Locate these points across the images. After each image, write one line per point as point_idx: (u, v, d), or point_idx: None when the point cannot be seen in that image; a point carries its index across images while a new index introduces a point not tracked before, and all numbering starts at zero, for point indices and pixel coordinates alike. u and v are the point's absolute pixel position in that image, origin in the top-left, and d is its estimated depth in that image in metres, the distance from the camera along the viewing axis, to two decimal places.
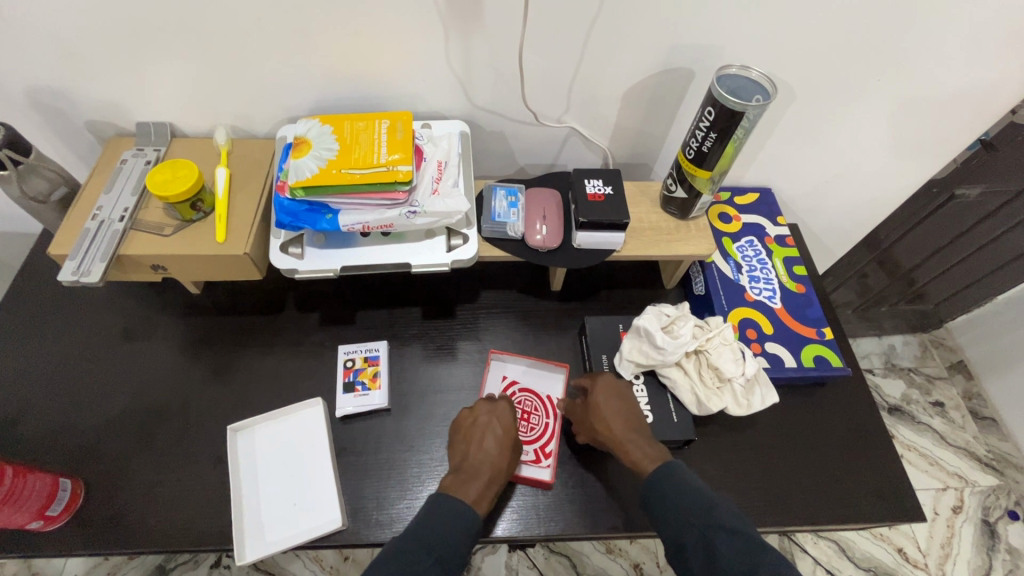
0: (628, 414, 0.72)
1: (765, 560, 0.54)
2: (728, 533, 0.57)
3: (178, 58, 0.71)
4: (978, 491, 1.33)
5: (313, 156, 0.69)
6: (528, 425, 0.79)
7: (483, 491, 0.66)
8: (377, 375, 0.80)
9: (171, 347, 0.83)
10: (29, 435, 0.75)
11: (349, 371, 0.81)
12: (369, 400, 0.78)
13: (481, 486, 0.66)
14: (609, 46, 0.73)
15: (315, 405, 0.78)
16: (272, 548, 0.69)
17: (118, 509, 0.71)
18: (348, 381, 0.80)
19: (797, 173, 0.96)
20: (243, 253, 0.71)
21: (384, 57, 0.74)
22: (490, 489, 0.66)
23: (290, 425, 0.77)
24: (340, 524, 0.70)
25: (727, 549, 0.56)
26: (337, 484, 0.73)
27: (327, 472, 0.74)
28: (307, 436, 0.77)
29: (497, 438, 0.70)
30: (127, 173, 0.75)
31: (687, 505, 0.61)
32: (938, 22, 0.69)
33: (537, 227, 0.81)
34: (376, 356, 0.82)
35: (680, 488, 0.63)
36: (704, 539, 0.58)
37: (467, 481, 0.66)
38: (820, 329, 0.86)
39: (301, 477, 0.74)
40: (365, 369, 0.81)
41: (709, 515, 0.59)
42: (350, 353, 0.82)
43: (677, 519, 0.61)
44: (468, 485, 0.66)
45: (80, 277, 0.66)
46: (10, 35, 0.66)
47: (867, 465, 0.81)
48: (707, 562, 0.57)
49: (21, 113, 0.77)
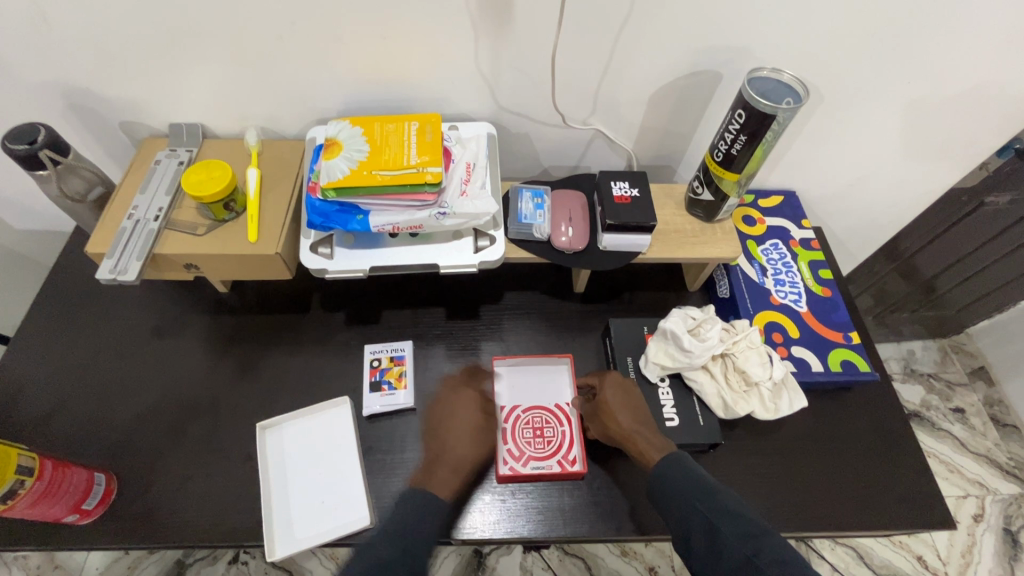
0: (639, 404, 0.73)
1: (768, 545, 0.53)
2: (732, 517, 0.56)
3: (213, 62, 0.73)
4: (999, 499, 1.31)
5: (345, 158, 0.70)
6: (542, 441, 0.76)
7: (448, 480, 0.68)
8: (403, 375, 0.81)
9: (201, 344, 0.84)
10: (63, 429, 0.77)
11: (375, 370, 0.81)
12: (396, 400, 0.79)
13: (447, 474, 0.68)
14: (638, 50, 0.73)
15: (342, 404, 0.79)
16: (301, 545, 0.70)
17: (149, 504, 0.72)
18: (375, 380, 0.80)
19: (823, 176, 0.96)
20: (275, 253, 0.72)
21: (414, 60, 0.74)
22: (454, 476, 0.68)
23: (319, 424, 0.78)
24: (368, 522, 0.71)
25: (730, 531, 0.55)
26: (365, 482, 0.74)
27: (354, 470, 0.75)
28: (337, 435, 0.77)
29: (465, 429, 0.72)
30: (161, 173, 0.77)
31: (692, 490, 0.60)
32: (971, 25, 0.69)
33: (563, 229, 0.81)
34: (402, 356, 0.83)
35: (686, 475, 0.62)
36: (708, 523, 0.57)
37: (434, 471, 0.68)
38: (846, 333, 0.86)
39: (328, 475, 0.75)
40: (392, 368, 0.82)
41: (713, 500, 0.58)
42: (376, 352, 0.83)
43: (680, 503, 0.60)
44: (433, 475, 0.67)
45: (117, 276, 0.67)
46: (54, 39, 0.68)
47: (894, 471, 0.80)
48: (710, 544, 0.56)
49: (58, 114, 0.79)
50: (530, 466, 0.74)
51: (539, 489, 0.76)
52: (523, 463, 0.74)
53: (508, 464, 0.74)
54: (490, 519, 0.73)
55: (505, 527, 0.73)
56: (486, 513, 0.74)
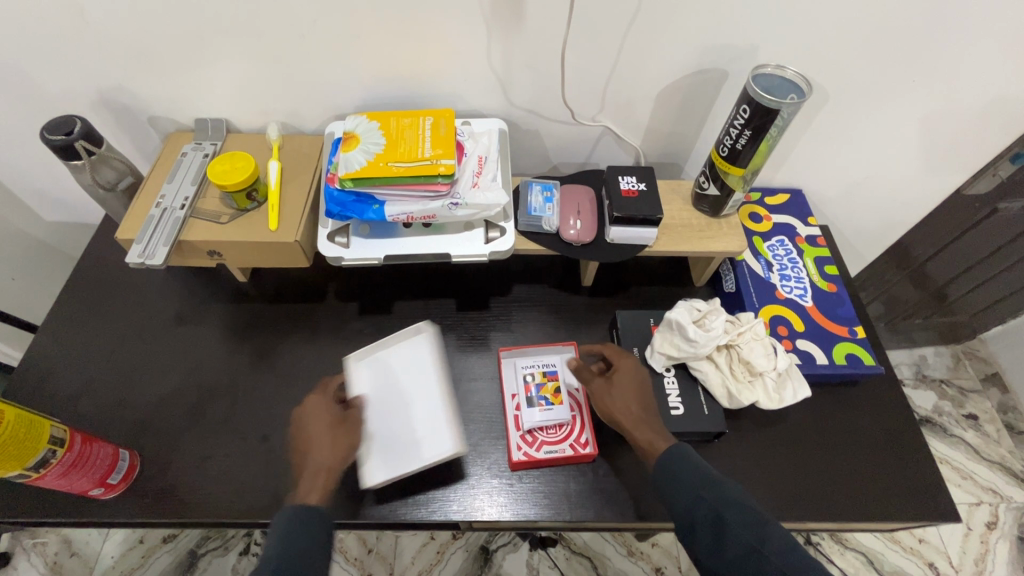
0: (647, 388, 0.74)
1: (773, 532, 0.55)
2: (737, 505, 0.58)
3: (239, 59, 0.76)
4: (1013, 507, 1.30)
5: (362, 150, 0.73)
6: (554, 425, 0.78)
7: (315, 482, 0.66)
8: (558, 390, 0.80)
9: (220, 330, 0.87)
10: (89, 409, 0.80)
11: (529, 386, 0.80)
12: (554, 414, 0.78)
13: (314, 480, 0.66)
14: (647, 48, 0.76)
15: (421, 334, 0.81)
16: (392, 472, 0.73)
17: (170, 480, 0.75)
18: (530, 396, 0.79)
19: (830, 175, 0.97)
20: (294, 240, 0.75)
21: (430, 58, 0.77)
22: (329, 481, 0.67)
23: (394, 355, 0.80)
24: (450, 450, 0.73)
25: (736, 520, 0.56)
26: (446, 410, 0.76)
27: (438, 408, 0.77)
28: (413, 365, 0.80)
29: (317, 430, 0.71)
30: (187, 165, 0.80)
31: (695, 481, 0.61)
32: (981, 25, 0.70)
33: (571, 222, 0.83)
34: (555, 371, 0.82)
35: (690, 468, 0.63)
36: (713, 512, 0.58)
37: (305, 479, 0.67)
38: (851, 327, 0.87)
39: (411, 407, 0.77)
40: (546, 384, 0.80)
41: (718, 490, 0.60)
42: (528, 368, 0.82)
43: (685, 494, 0.61)
44: (303, 481, 0.67)
45: (145, 260, 0.71)
46: (92, 37, 0.72)
47: (900, 465, 0.80)
48: (715, 532, 0.57)
49: (91, 108, 0.83)
50: (543, 451, 0.77)
51: (547, 473, 0.77)
52: (537, 447, 0.77)
53: (522, 449, 0.77)
54: (497, 501, 0.75)
55: (513, 510, 0.75)
56: (493, 496, 0.75)
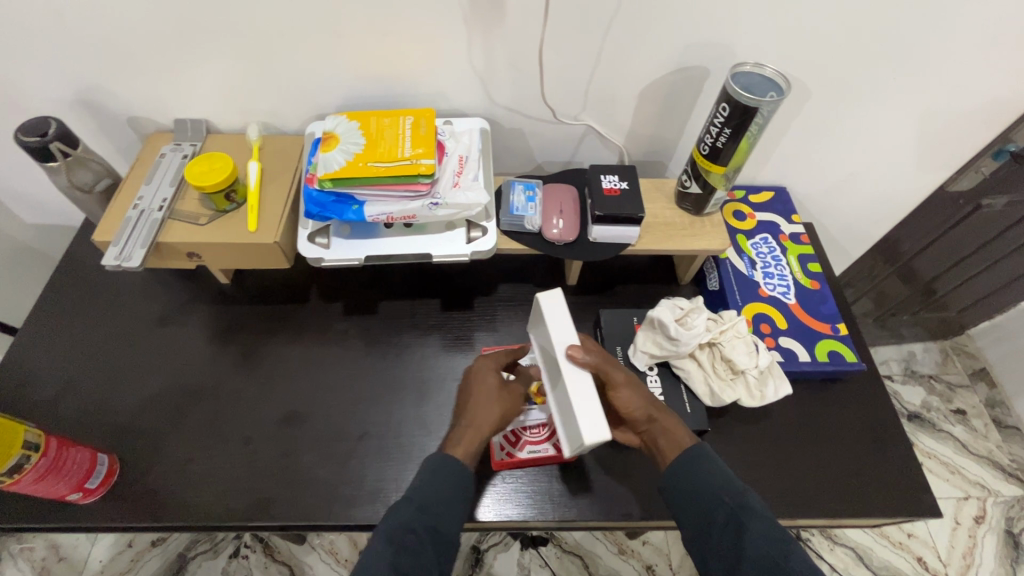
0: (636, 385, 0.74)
1: (794, 547, 0.55)
2: (759, 515, 0.58)
3: (216, 59, 0.75)
4: (1001, 501, 1.31)
5: (341, 150, 0.72)
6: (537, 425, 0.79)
7: (467, 441, 0.65)
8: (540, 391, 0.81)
9: (202, 332, 0.87)
10: (69, 413, 0.79)
11: None
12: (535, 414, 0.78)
13: (467, 438, 0.66)
14: (627, 47, 0.76)
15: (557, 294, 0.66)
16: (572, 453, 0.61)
17: (150, 484, 0.75)
18: None
19: (814, 172, 0.97)
20: (274, 241, 0.74)
21: (409, 57, 0.77)
22: (477, 440, 0.66)
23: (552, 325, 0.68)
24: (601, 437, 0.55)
25: (758, 529, 0.56)
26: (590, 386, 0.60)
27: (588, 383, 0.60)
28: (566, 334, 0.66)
29: (484, 390, 0.70)
30: (165, 166, 0.80)
31: (718, 484, 0.61)
32: (956, 23, 0.71)
33: (554, 221, 0.83)
34: None
35: (713, 471, 0.62)
36: (734, 518, 0.58)
37: (456, 437, 0.66)
38: (834, 324, 0.87)
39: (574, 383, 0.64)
40: None
41: (742, 497, 0.59)
42: None
43: (707, 496, 0.60)
44: (455, 437, 0.66)
45: (122, 262, 0.70)
46: (66, 38, 0.71)
47: (883, 461, 0.81)
48: (733, 539, 0.57)
49: (68, 110, 0.82)
50: (525, 450, 0.77)
51: (530, 472, 0.77)
52: (519, 447, 0.77)
53: (504, 449, 0.77)
54: (480, 500, 0.75)
55: (495, 509, 0.75)
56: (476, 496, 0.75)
